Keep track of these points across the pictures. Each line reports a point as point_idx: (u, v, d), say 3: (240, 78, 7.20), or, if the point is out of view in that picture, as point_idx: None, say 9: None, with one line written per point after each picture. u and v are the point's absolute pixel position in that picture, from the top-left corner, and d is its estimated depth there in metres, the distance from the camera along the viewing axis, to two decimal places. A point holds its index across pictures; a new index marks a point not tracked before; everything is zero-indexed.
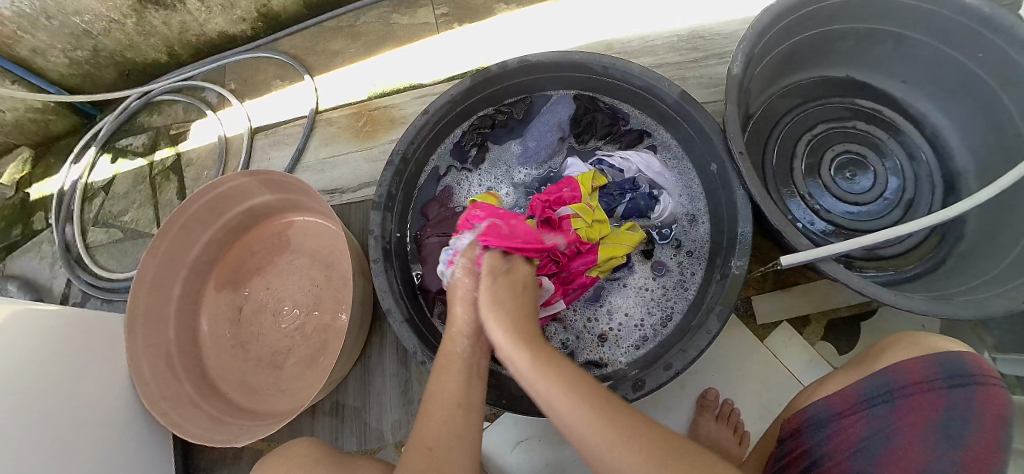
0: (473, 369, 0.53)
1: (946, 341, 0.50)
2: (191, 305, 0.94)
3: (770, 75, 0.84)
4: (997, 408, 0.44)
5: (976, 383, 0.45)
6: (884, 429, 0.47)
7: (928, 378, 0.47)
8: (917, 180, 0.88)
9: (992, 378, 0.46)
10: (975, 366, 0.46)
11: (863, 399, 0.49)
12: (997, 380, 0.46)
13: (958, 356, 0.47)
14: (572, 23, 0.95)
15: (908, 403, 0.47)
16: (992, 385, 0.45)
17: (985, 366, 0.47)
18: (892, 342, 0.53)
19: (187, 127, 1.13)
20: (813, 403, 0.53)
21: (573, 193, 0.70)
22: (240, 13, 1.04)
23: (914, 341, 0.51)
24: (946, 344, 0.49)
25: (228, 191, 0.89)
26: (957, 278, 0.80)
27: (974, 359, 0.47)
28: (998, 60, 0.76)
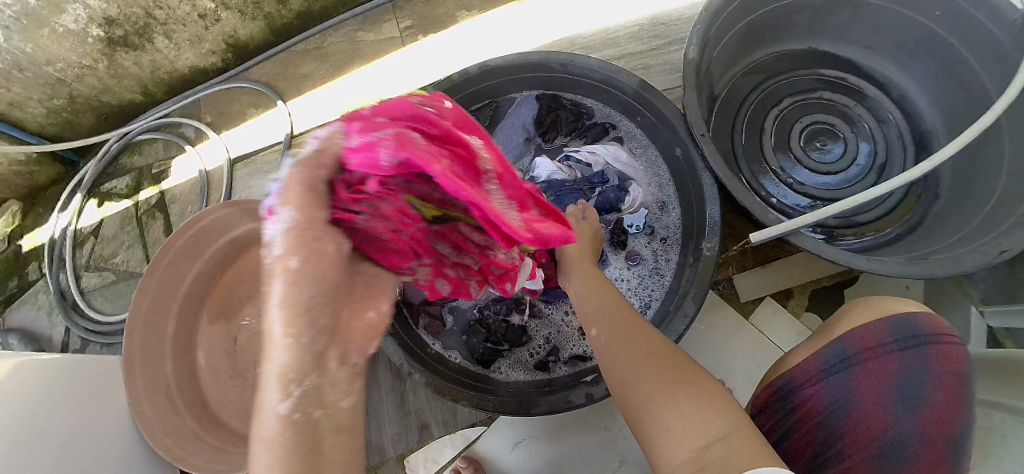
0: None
1: (900, 302, 0.50)
2: (186, 339, 0.95)
3: (731, 55, 0.85)
4: (952, 366, 0.46)
5: (930, 343, 0.46)
6: (845, 395, 0.47)
7: (881, 342, 0.47)
8: (888, 143, 0.90)
9: (946, 337, 0.46)
10: (929, 326, 0.47)
11: (822, 368, 0.48)
12: (952, 337, 0.47)
13: (912, 317, 0.47)
14: (533, 24, 0.97)
15: (865, 368, 0.47)
16: (947, 344, 0.46)
17: (939, 324, 0.47)
18: (848, 308, 0.53)
19: (168, 164, 1.14)
20: (775, 376, 0.52)
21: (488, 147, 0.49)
22: (209, 47, 1.05)
23: (868, 305, 0.51)
24: (901, 305, 0.49)
25: (212, 222, 0.93)
26: (934, 237, 0.81)
27: (928, 318, 0.47)
28: (954, 16, 0.76)
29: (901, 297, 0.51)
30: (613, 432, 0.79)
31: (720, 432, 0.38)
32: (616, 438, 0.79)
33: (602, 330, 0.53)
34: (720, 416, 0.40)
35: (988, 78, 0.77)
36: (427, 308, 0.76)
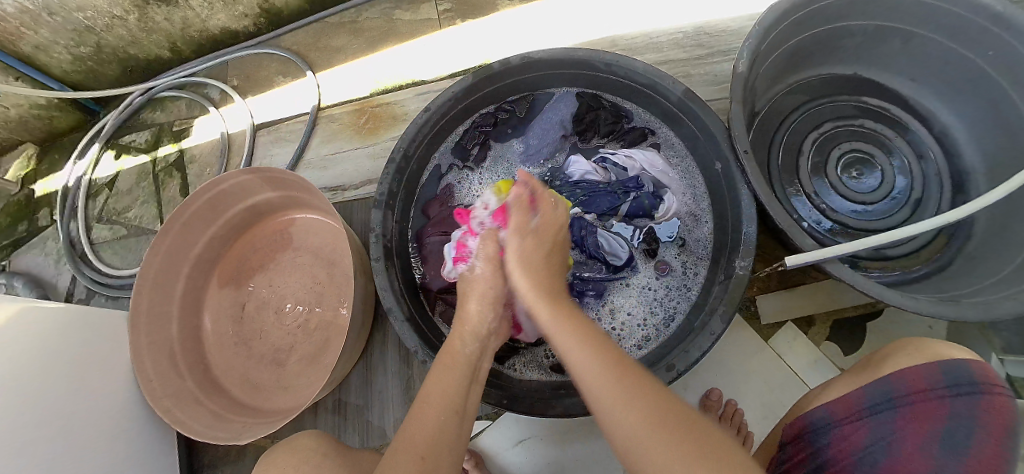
0: (474, 371, 0.51)
1: (952, 348, 0.49)
2: (194, 302, 0.94)
3: (776, 72, 0.83)
4: (1002, 418, 0.44)
5: (981, 393, 0.45)
6: (885, 437, 0.47)
7: (931, 387, 0.46)
8: (927, 180, 0.87)
9: (999, 388, 0.45)
10: (981, 375, 0.46)
11: (865, 406, 0.49)
12: (1006, 390, 0.45)
13: (964, 365, 0.47)
14: (575, 19, 0.94)
15: (911, 412, 0.46)
16: (999, 395, 0.45)
17: (991, 375, 0.46)
18: (897, 348, 0.52)
19: (190, 124, 1.13)
20: (814, 410, 0.54)
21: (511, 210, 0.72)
22: (242, 9, 1.03)
23: (918, 347, 0.51)
24: (952, 351, 0.49)
25: (231, 187, 0.89)
26: (965, 280, 0.79)
27: (981, 368, 0.47)
28: (1009, 57, 0.74)
29: (948, 341, 0.51)
30: None
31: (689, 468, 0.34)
32: None
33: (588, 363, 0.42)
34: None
35: None
36: (446, 295, 0.75)
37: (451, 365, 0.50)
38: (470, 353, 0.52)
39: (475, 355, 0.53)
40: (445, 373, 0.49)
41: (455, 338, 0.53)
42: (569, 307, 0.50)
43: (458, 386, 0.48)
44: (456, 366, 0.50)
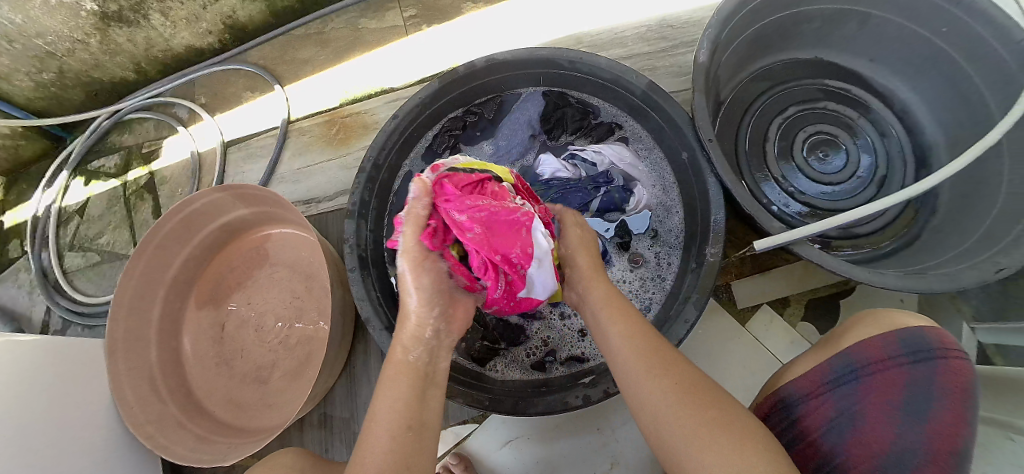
0: (428, 375, 0.51)
1: (910, 317, 0.51)
2: (172, 325, 0.92)
3: (738, 61, 0.85)
4: (959, 381, 0.46)
5: (938, 357, 0.46)
6: (851, 407, 0.47)
7: (892, 355, 0.47)
8: (890, 158, 0.89)
9: (952, 350, 0.47)
10: (937, 340, 0.47)
11: (830, 378, 0.49)
12: (960, 353, 0.47)
13: (920, 331, 0.48)
14: (540, 19, 0.95)
15: (874, 382, 0.47)
16: (954, 358, 0.47)
17: (945, 339, 0.48)
18: (856, 320, 0.53)
19: (159, 144, 1.11)
20: (779, 387, 0.53)
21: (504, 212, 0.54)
22: (206, 26, 1.02)
23: (877, 318, 0.51)
24: (908, 320, 0.50)
25: (203, 207, 0.88)
26: (932, 252, 0.81)
27: (936, 333, 0.48)
28: (961, 34, 0.77)
29: (906, 310, 0.53)
30: (606, 433, 0.79)
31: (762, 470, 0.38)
32: (607, 439, 0.78)
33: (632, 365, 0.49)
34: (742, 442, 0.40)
35: (992, 98, 0.77)
36: None
37: (400, 375, 0.49)
38: (419, 358, 0.51)
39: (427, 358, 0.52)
40: (394, 386, 0.48)
41: (400, 345, 0.52)
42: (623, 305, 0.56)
43: (411, 393, 0.48)
44: (407, 374, 0.49)
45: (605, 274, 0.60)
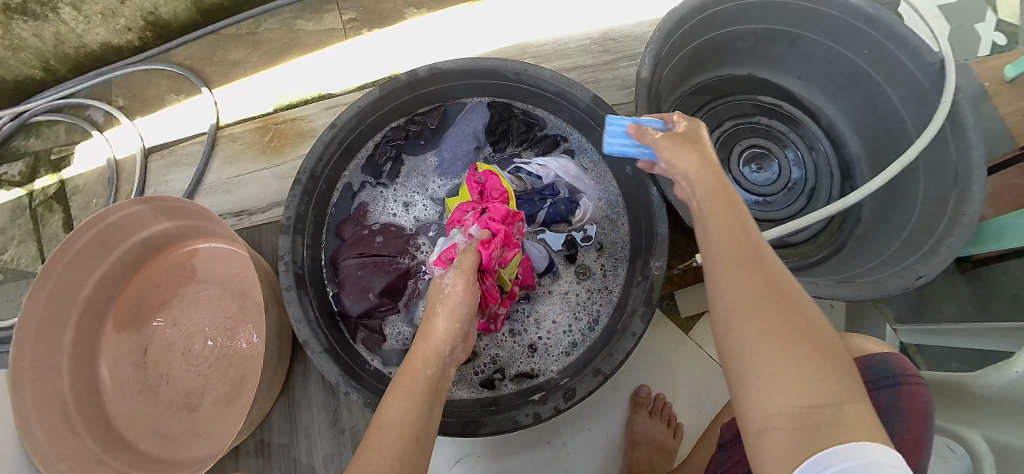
0: (436, 393, 0.48)
1: (874, 344, 0.55)
2: (87, 350, 0.83)
3: (678, 75, 0.86)
4: (918, 405, 0.49)
5: (900, 383, 0.50)
6: None
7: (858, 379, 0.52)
8: (818, 170, 0.94)
9: (914, 378, 0.50)
10: (899, 367, 0.51)
11: None
12: (919, 379, 0.51)
13: (884, 359, 0.53)
14: (485, 27, 0.93)
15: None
16: (915, 384, 0.50)
17: (907, 366, 0.52)
18: None
19: (71, 150, 1.00)
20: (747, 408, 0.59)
21: (498, 190, 0.68)
22: (124, 22, 0.94)
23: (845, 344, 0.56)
24: (873, 346, 0.55)
25: (119, 220, 0.79)
26: (859, 260, 0.86)
27: (898, 361, 0.52)
28: (881, 55, 0.82)
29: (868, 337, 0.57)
30: (556, 445, 0.78)
31: (832, 401, 0.33)
32: (559, 453, 0.78)
33: (723, 268, 0.40)
34: (824, 379, 0.34)
35: (908, 116, 0.82)
36: (367, 321, 0.71)
37: (411, 387, 0.46)
38: (431, 376, 0.48)
39: (436, 378, 0.48)
40: (404, 398, 0.45)
41: (414, 359, 0.48)
42: (730, 193, 0.46)
43: (420, 406, 0.45)
44: (413, 391, 0.46)
45: (715, 170, 0.47)
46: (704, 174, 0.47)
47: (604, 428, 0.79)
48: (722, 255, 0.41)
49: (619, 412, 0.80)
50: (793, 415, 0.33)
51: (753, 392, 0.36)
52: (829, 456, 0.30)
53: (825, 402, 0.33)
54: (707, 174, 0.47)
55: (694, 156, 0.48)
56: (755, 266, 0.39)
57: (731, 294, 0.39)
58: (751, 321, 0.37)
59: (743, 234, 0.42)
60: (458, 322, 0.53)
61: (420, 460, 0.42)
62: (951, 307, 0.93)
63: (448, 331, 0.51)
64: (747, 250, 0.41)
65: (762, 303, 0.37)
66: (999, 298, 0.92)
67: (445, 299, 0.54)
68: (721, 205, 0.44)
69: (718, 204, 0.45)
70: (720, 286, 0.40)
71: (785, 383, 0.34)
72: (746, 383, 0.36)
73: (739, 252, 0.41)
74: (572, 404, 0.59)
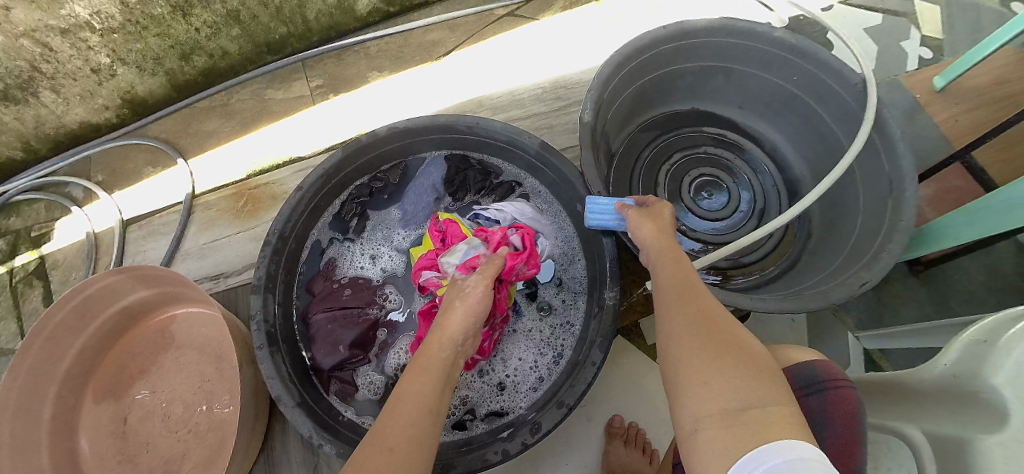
0: (437, 411, 0.46)
1: (803, 353, 0.59)
2: (65, 424, 0.83)
3: (624, 114, 0.93)
4: (847, 407, 0.53)
5: (826, 389, 0.54)
6: None
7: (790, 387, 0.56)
8: (766, 192, 1.00)
9: (840, 382, 0.54)
10: (825, 373, 0.55)
11: None
12: (845, 382, 0.54)
13: (811, 366, 0.56)
14: (442, 84, 1.02)
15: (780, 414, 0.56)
16: (840, 388, 0.54)
17: (834, 372, 0.55)
18: None
19: (51, 226, 1.03)
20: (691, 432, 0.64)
21: (456, 229, 0.73)
22: (102, 102, 0.99)
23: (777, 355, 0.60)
24: (801, 355, 0.58)
25: (98, 291, 0.81)
26: (812, 273, 0.90)
27: (825, 367, 0.56)
28: (809, 81, 0.89)
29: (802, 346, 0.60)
30: None
31: (758, 403, 0.38)
32: None
33: (670, 307, 0.50)
34: (751, 384, 0.40)
35: (841, 133, 0.89)
36: (339, 373, 0.72)
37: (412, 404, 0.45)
38: (446, 359, 0.51)
39: (450, 362, 0.51)
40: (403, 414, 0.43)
41: (431, 344, 0.51)
42: (680, 253, 0.57)
43: (434, 386, 0.47)
44: (430, 370, 0.49)
45: (673, 237, 0.59)
46: (660, 238, 0.59)
47: (582, 459, 0.80)
48: (666, 298, 0.51)
49: (595, 443, 0.81)
50: (723, 416, 0.39)
51: (692, 402, 0.42)
52: (750, 454, 0.34)
53: (750, 403, 0.38)
54: (664, 241, 0.59)
55: (653, 228, 0.61)
56: (692, 302, 0.49)
57: (675, 325, 0.48)
58: (688, 342, 0.45)
59: (686, 280, 0.52)
60: (472, 319, 0.55)
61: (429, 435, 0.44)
62: (911, 310, 0.97)
63: (463, 321, 0.54)
64: (687, 292, 0.51)
65: (695, 328, 0.46)
66: (951, 298, 0.96)
67: (465, 295, 0.57)
68: (670, 260, 0.56)
69: (669, 261, 0.56)
70: (665, 321, 0.50)
71: (717, 390, 0.40)
72: (685, 396, 0.42)
73: (683, 294, 0.51)
74: (540, 438, 0.61)
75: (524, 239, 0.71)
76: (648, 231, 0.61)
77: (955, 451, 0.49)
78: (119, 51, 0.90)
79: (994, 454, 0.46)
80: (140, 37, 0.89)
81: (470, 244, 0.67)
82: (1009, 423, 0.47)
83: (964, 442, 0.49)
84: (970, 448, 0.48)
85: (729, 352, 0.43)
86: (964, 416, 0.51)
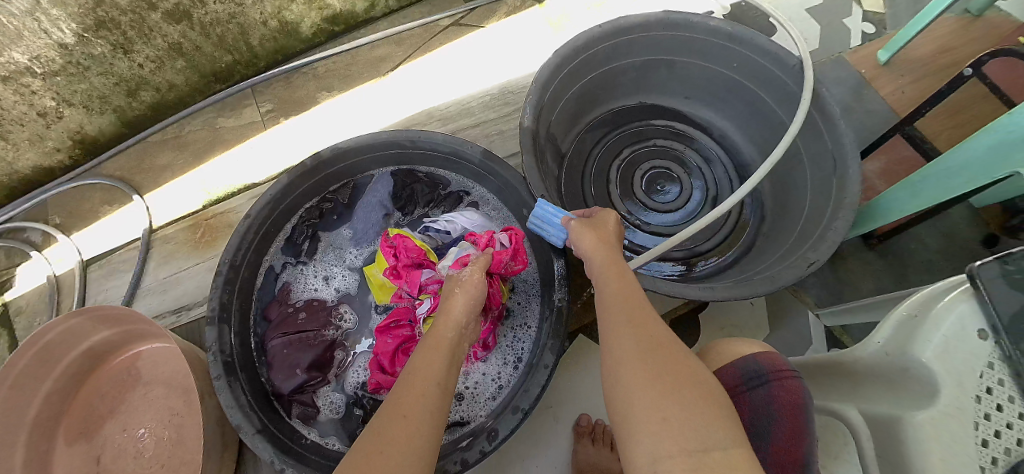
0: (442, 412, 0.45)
1: (749, 345, 0.58)
2: (37, 470, 0.83)
3: (571, 114, 0.94)
4: (792, 398, 0.51)
5: (770, 381, 0.53)
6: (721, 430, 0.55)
7: (734, 383, 0.55)
8: (717, 179, 1.02)
9: (783, 373, 0.53)
10: (768, 365, 0.54)
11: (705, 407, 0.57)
12: (791, 373, 0.53)
13: (755, 359, 0.55)
14: (391, 98, 1.02)
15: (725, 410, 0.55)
16: (786, 379, 0.52)
17: (778, 363, 0.54)
18: (711, 351, 0.61)
19: (11, 273, 1.02)
20: None
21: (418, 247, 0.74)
22: (51, 145, 0.99)
23: (723, 350, 0.59)
24: (745, 348, 0.57)
25: (59, 336, 0.81)
26: (766, 254, 0.92)
27: (769, 359, 0.55)
28: (749, 67, 0.90)
29: (749, 338, 0.60)
30: None
31: (720, 443, 0.38)
32: None
33: (621, 334, 0.49)
34: (711, 421, 0.39)
35: (784, 116, 0.91)
36: (300, 396, 0.73)
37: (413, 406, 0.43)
38: (452, 339, 0.53)
39: (455, 342, 0.53)
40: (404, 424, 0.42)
41: (437, 325, 0.54)
42: (628, 276, 0.57)
43: (442, 363, 0.49)
44: (440, 348, 0.51)
45: (619, 254, 0.61)
46: (606, 258, 0.60)
47: (553, 460, 0.81)
48: (615, 322, 0.50)
49: (564, 444, 0.82)
50: (685, 458, 0.37)
51: (645, 438, 0.40)
52: None
53: (711, 446, 0.37)
54: (612, 263, 0.59)
55: (593, 239, 0.63)
56: (643, 329, 0.48)
57: (626, 353, 0.46)
58: (642, 372, 0.44)
59: (637, 305, 0.52)
60: (473, 304, 0.58)
61: (438, 409, 0.45)
62: (869, 283, 0.98)
63: (465, 306, 0.57)
64: (638, 317, 0.50)
65: (648, 357, 0.45)
66: (905, 267, 0.99)
67: (463, 283, 0.60)
68: (618, 284, 0.55)
69: (619, 285, 0.55)
70: (614, 346, 0.48)
71: (677, 428, 0.39)
72: (638, 433, 0.40)
73: (633, 319, 0.50)
74: (497, 444, 0.63)
75: (512, 239, 0.72)
76: (595, 249, 0.61)
77: (887, 429, 0.51)
78: (63, 93, 0.90)
79: (926, 427, 0.48)
80: (83, 77, 0.89)
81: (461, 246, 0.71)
82: (938, 397, 0.49)
83: (896, 418, 0.50)
84: (901, 424, 0.49)
85: (686, 386, 0.42)
86: (895, 390, 0.53)
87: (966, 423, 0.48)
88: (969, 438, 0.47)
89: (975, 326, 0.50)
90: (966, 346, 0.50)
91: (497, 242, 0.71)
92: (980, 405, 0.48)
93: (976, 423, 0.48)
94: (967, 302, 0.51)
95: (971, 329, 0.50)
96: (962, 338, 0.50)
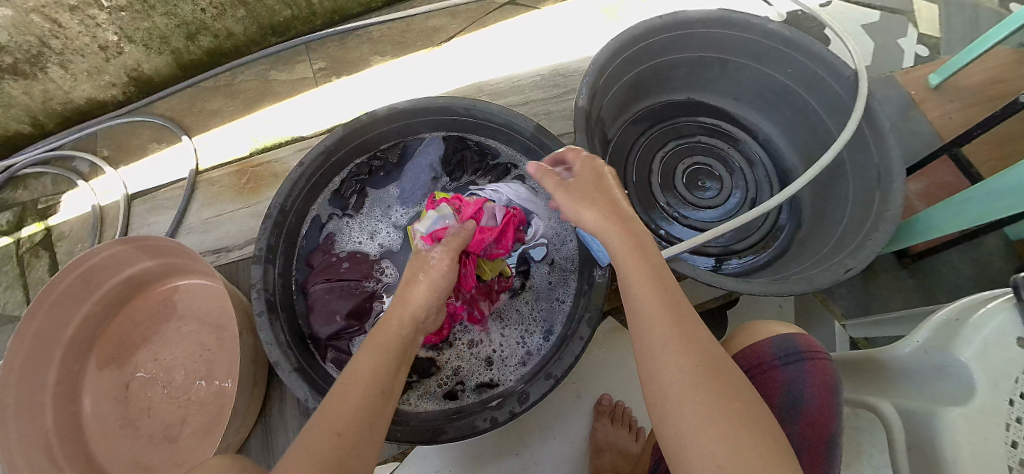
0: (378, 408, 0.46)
1: (785, 327, 0.63)
2: (70, 388, 0.86)
3: (620, 102, 0.94)
4: (824, 376, 0.57)
5: (805, 359, 0.58)
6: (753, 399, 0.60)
7: (771, 359, 0.60)
8: (758, 182, 1.02)
9: (818, 354, 0.59)
10: (804, 345, 0.59)
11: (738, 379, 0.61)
12: (823, 354, 0.59)
13: (791, 338, 0.61)
14: (442, 69, 1.04)
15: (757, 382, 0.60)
16: (819, 359, 0.58)
17: (813, 345, 0.60)
18: (744, 330, 0.65)
19: (57, 199, 1.05)
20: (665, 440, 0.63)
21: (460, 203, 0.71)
22: (108, 79, 1.01)
23: (758, 329, 0.63)
24: (782, 329, 0.62)
25: (102, 261, 0.83)
26: (799, 259, 0.92)
27: (804, 339, 0.60)
28: (803, 73, 0.90)
29: (781, 321, 0.64)
30: (524, 456, 0.81)
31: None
32: (527, 463, 0.81)
33: (663, 356, 0.45)
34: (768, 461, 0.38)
35: (833, 125, 0.91)
36: (336, 342, 0.75)
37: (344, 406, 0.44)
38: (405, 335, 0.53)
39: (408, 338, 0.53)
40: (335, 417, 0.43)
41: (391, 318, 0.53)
42: (659, 269, 0.51)
43: (385, 363, 0.49)
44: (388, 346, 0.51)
45: (638, 234, 0.54)
46: (627, 244, 0.53)
47: (571, 435, 0.82)
48: (652, 338, 0.46)
49: (582, 421, 0.83)
50: None
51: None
52: None
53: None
54: (635, 253, 0.52)
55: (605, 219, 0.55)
56: (684, 346, 0.45)
57: (671, 382, 0.43)
58: (692, 408, 0.41)
59: (674, 315, 0.47)
60: (436, 293, 0.57)
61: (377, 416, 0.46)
62: (897, 301, 0.99)
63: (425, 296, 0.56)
64: (679, 332, 0.46)
65: (697, 387, 0.42)
66: (935, 289, 0.99)
67: (429, 269, 0.58)
68: (648, 282, 0.49)
69: (648, 283, 0.50)
70: (654, 369, 0.45)
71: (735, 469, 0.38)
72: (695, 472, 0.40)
73: (674, 338, 0.46)
74: (527, 407, 0.64)
75: (503, 220, 0.72)
76: (610, 233, 0.54)
77: (921, 425, 0.52)
78: (126, 28, 0.92)
79: (959, 422, 0.49)
80: (147, 16, 0.91)
81: (441, 213, 0.68)
82: (974, 396, 0.50)
83: (929, 413, 0.52)
84: (934, 418, 0.51)
85: (740, 419, 0.40)
86: (928, 388, 0.54)
87: (996, 422, 0.48)
88: (997, 439, 0.47)
89: (1013, 334, 0.50)
90: (1001, 352, 0.50)
91: (484, 218, 0.71)
92: (1013, 408, 0.48)
93: (1007, 426, 0.47)
94: (1007, 311, 0.51)
95: (1010, 337, 0.50)
96: (999, 344, 0.50)
